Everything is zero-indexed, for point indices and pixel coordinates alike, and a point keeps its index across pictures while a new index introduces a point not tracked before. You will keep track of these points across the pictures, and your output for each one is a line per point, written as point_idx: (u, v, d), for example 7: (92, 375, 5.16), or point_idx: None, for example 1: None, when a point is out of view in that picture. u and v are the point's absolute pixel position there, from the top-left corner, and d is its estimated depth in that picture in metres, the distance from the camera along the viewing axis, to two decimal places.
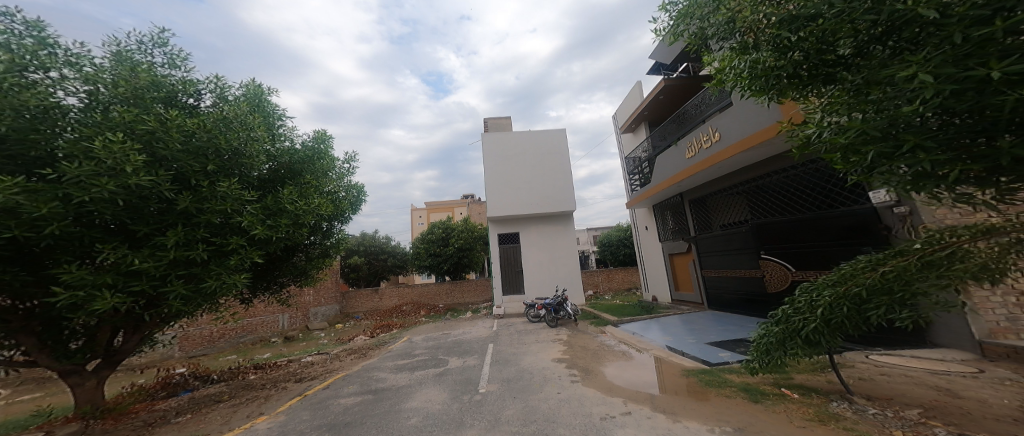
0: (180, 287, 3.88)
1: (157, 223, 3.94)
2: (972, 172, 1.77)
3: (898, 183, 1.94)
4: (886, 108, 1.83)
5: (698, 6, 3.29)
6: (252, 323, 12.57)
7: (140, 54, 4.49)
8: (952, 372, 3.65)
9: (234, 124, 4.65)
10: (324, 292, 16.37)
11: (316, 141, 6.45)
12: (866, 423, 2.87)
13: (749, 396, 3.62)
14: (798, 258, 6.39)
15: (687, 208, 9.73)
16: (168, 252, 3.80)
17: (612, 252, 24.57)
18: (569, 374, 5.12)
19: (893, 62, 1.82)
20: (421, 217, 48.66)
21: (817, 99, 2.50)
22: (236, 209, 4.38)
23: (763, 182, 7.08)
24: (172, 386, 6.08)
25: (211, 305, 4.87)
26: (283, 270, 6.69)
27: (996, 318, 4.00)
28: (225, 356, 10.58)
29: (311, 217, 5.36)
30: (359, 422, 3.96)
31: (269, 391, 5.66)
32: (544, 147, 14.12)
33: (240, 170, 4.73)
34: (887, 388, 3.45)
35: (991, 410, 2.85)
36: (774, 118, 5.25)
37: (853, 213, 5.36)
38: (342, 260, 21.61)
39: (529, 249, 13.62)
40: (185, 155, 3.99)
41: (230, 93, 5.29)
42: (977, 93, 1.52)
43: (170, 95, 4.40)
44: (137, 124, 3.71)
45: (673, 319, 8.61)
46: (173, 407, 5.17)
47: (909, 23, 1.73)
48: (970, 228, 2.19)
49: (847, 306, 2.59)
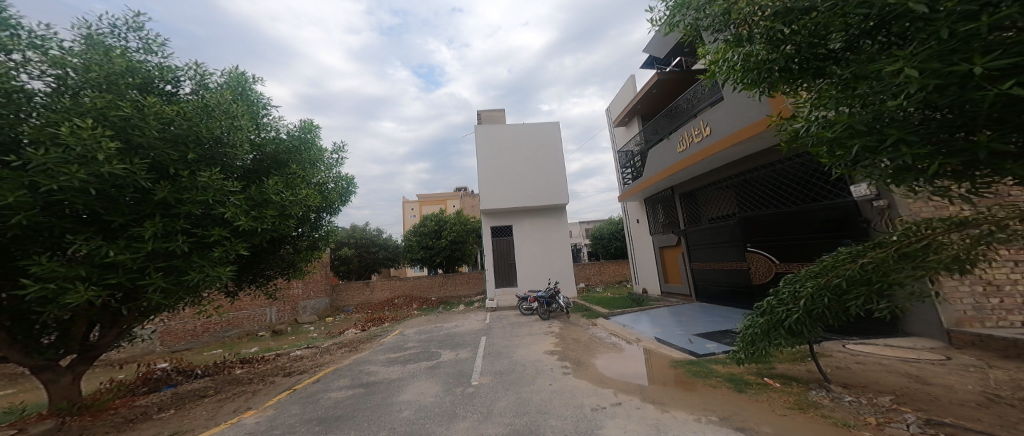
0: (161, 280, 3.79)
1: (134, 213, 3.80)
2: (949, 166, 1.82)
3: (881, 176, 2.00)
4: (870, 102, 1.87)
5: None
6: (237, 317, 12.34)
7: (113, 38, 4.30)
8: (922, 359, 3.79)
9: (216, 112, 4.51)
10: (312, 285, 16.22)
11: (303, 131, 6.31)
12: (843, 410, 2.97)
13: (734, 386, 3.70)
14: (782, 251, 6.51)
15: (677, 202, 9.83)
16: (145, 244, 3.68)
17: (604, 245, 24.85)
18: (561, 366, 5.16)
19: (881, 57, 1.85)
20: (413, 210, 48.77)
21: (806, 94, 2.55)
22: (219, 199, 4.26)
23: (750, 176, 7.21)
24: (154, 381, 5.96)
25: (193, 298, 4.76)
26: (270, 262, 6.57)
27: (963, 307, 4.14)
28: (211, 350, 10.45)
29: (298, 208, 5.28)
30: (350, 415, 3.95)
31: (257, 386, 5.60)
32: (538, 138, 14.03)
33: (223, 159, 4.58)
34: (862, 376, 3.57)
35: (956, 396, 2.97)
36: (763, 113, 5.36)
37: (835, 206, 5.50)
38: (332, 252, 21.37)
39: (521, 242, 13.64)
40: (162, 143, 3.85)
41: (211, 80, 5.15)
42: (960, 88, 1.54)
43: (146, 81, 4.24)
44: (110, 110, 3.58)
45: (662, 311, 8.77)
46: (155, 402, 5.08)
47: (897, 19, 1.76)
48: (943, 221, 2.24)
49: (828, 297, 2.67)
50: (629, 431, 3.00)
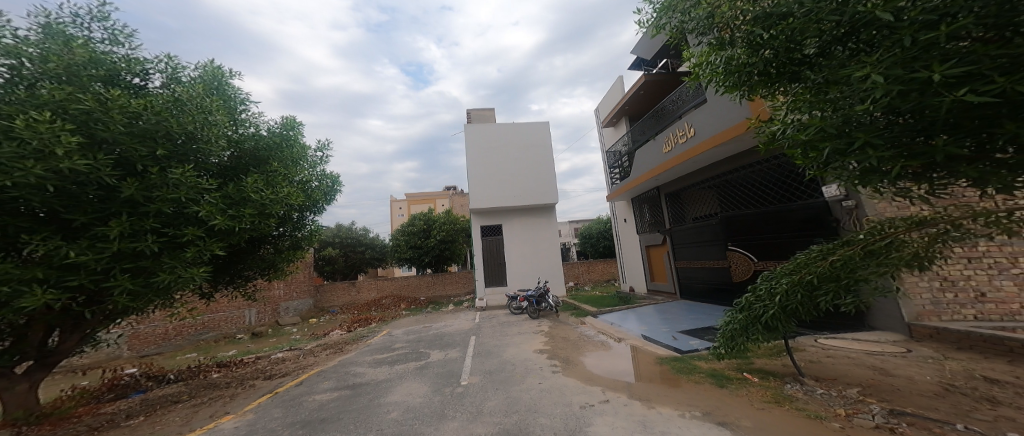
0: (127, 282, 3.63)
1: (97, 212, 3.63)
2: (910, 168, 1.89)
3: (849, 178, 2.06)
4: (841, 106, 1.93)
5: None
6: (213, 319, 11.96)
7: (75, 27, 4.10)
8: (886, 352, 3.95)
9: (188, 107, 4.35)
10: (295, 285, 15.84)
11: (284, 128, 6.15)
12: (815, 403, 3.07)
13: (715, 381, 3.78)
14: (760, 249, 6.69)
15: (663, 201, 9.98)
16: (111, 244, 3.52)
17: (593, 244, 25.14)
18: (550, 364, 5.18)
19: (851, 63, 1.91)
20: (401, 209, 48.24)
21: (783, 97, 2.61)
22: (192, 198, 4.11)
23: (731, 176, 7.37)
24: (121, 388, 5.71)
25: (165, 300, 4.57)
26: (249, 263, 6.37)
27: (922, 302, 4.32)
28: (184, 354, 10.08)
29: (279, 207, 5.15)
30: (336, 417, 3.88)
31: (235, 389, 5.44)
32: (527, 138, 14.03)
33: (197, 156, 4.43)
34: (832, 369, 3.70)
35: (916, 386, 3.10)
36: (743, 115, 5.49)
37: (808, 206, 5.68)
38: (316, 252, 20.91)
39: (509, 242, 13.65)
40: (129, 138, 3.69)
41: (184, 74, 4.96)
42: (920, 94, 1.60)
43: (111, 73, 4.05)
44: (70, 103, 3.40)
45: (648, 308, 8.90)
46: (123, 409, 4.87)
47: (866, 26, 1.84)
48: (905, 220, 2.34)
49: (801, 293, 2.74)
50: (617, 429, 3.02)
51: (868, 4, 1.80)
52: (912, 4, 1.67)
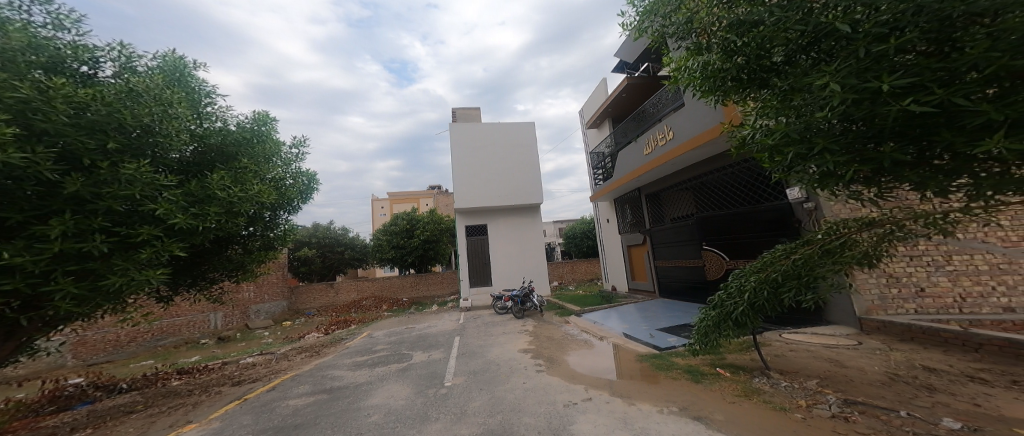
0: (70, 286, 3.36)
1: (36, 210, 3.34)
2: (862, 172, 1.98)
3: (809, 181, 2.14)
4: (804, 113, 1.99)
5: (661, 3, 3.27)
6: (173, 323, 11.31)
7: (12, 10, 3.76)
8: (840, 345, 4.15)
9: (144, 98, 4.08)
10: (267, 287, 15.21)
11: (256, 123, 5.89)
12: (780, 395, 3.18)
13: (692, 377, 3.87)
14: (731, 249, 6.92)
15: (643, 202, 10.19)
16: (52, 244, 3.25)
17: (577, 244, 25.40)
18: (535, 364, 5.17)
19: (813, 72, 1.97)
20: (382, 208, 47.27)
21: (753, 103, 2.69)
22: (148, 195, 3.85)
23: (706, 178, 7.59)
24: (63, 399, 5.31)
25: (116, 304, 4.27)
26: (215, 264, 6.05)
27: (871, 297, 4.56)
28: (137, 362, 9.50)
29: (249, 205, 4.92)
30: (312, 422, 3.74)
31: (198, 397, 5.15)
32: (510, 138, 14.00)
33: (154, 151, 4.17)
34: (793, 362, 3.86)
35: (867, 377, 3.27)
36: (717, 119, 5.67)
37: (774, 207, 5.92)
38: (290, 253, 20.16)
39: (492, 241, 13.59)
40: (75, 130, 3.42)
41: (140, 64, 4.65)
42: (872, 102, 1.67)
43: (54, 61, 3.75)
44: (4, 91, 3.12)
45: (628, 307, 9.05)
46: (68, 422, 4.53)
47: (827, 36, 1.91)
48: (856, 220, 2.46)
49: (766, 290, 2.81)
50: (599, 426, 3.03)
51: (830, 15, 1.87)
52: (867, 17, 1.75)
